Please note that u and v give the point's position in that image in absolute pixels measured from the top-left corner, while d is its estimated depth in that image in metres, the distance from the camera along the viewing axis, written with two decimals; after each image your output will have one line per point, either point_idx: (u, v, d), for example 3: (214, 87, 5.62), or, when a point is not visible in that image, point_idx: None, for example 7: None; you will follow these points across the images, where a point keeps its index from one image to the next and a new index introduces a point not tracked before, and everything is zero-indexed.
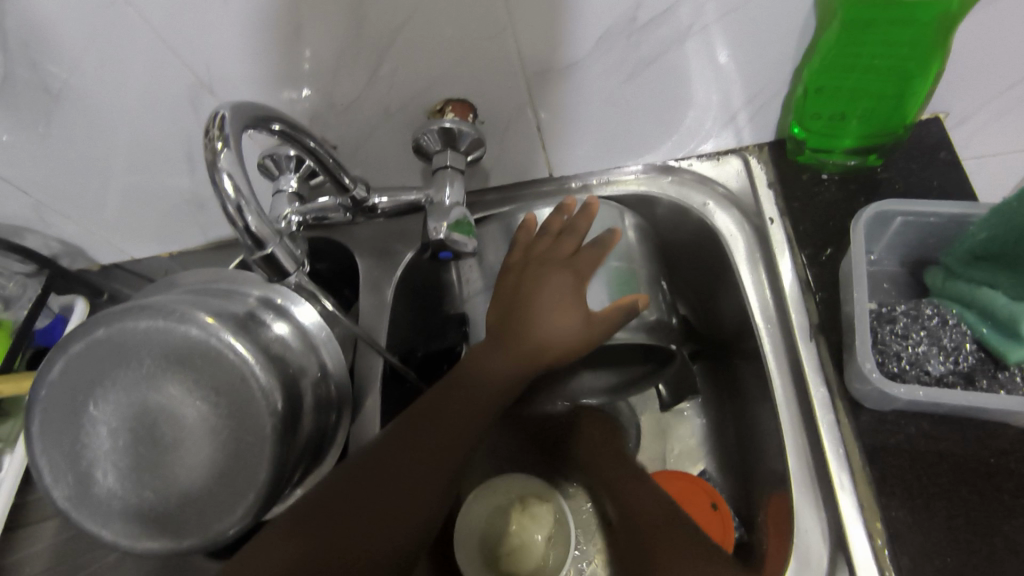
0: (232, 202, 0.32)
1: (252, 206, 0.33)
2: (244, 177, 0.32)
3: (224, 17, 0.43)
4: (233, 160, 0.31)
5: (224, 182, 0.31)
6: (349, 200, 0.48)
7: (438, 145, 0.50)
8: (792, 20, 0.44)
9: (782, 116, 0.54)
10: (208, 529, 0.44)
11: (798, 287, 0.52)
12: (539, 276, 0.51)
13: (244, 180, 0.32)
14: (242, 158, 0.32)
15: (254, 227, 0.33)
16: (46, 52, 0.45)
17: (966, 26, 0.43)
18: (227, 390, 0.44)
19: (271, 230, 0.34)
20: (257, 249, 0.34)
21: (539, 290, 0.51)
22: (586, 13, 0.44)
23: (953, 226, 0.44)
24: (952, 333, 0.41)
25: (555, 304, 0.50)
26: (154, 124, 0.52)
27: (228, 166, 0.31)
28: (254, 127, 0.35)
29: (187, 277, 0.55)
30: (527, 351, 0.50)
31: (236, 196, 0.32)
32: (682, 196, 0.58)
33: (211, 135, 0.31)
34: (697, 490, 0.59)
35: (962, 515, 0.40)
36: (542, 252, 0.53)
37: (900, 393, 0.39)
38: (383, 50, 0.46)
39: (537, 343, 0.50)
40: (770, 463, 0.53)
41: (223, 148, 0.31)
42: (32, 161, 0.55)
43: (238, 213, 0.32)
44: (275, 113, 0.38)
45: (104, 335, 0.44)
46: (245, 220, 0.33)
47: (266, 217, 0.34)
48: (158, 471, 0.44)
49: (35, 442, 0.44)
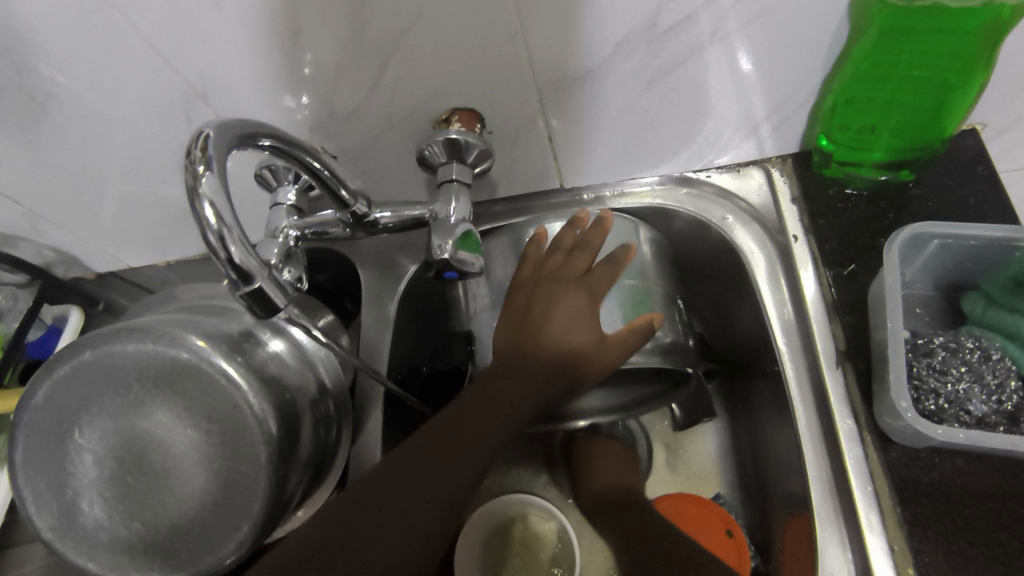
0: (213, 231, 0.30)
1: (236, 234, 0.31)
2: (227, 204, 0.30)
3: (216, 21, 0.40)
4: (216, 185, 0.29)
5: (205, 211, 0.29)
6: (349, 215, 0.45)
7: (444, 157, 0.47)
8: (822, 27, 0.41)
9: (808, 128, 0.50)
10: (200, 562, 0.42)
11: (824, 308, 0.48)
12: (552, 293, 0.49)
13: (227, 206, 0.30)
14: (227, 183, 0.30)
15: (238, 257, 0.31)
16: (29, 58, 0.42)
17: (1013, 36, 0.40)
18: (218, 416, 0.42)
19: (258, 262, 0.32)
20: (242, 284, 0.32)
21: (551, 308, 0.49)
22: (602, 19, 0.41)
23: (995, 249, 0.40)
24: (994, 369, 0.38)
25: (568, 322, 0.49)
26: (147, 131, 0.49)
27: (210, 192, 0.29)
28: (241, 146, 0.33)
29: (188, 290, 0.52)
30: (539, 371, 0.48)
31: (218, 224, 0.30)
32: (701, 210, 0.55)
33: (192, 158, 0.29)
34: (711, 515, 0.57)
35: (1001, 562, 0.38)
36: (554, 268, 0.51)
37: (940, 436, 0.36)
38: (386, 57, 0.43)
39: (550, 362, 0.48)
40: (790, 493, 0.51)
41: (205, 172, 0.29)
42: (20, 169, 0.52)
43: (219, 242, 0.30)
44: (266, 127, 0.35)
45: (90, 358, 0.42)
46: (229, 251, 0.30)
47: (251, 246, 0.32)
48: (145, 502, 0.42)
49: (20, 468, 0.43)
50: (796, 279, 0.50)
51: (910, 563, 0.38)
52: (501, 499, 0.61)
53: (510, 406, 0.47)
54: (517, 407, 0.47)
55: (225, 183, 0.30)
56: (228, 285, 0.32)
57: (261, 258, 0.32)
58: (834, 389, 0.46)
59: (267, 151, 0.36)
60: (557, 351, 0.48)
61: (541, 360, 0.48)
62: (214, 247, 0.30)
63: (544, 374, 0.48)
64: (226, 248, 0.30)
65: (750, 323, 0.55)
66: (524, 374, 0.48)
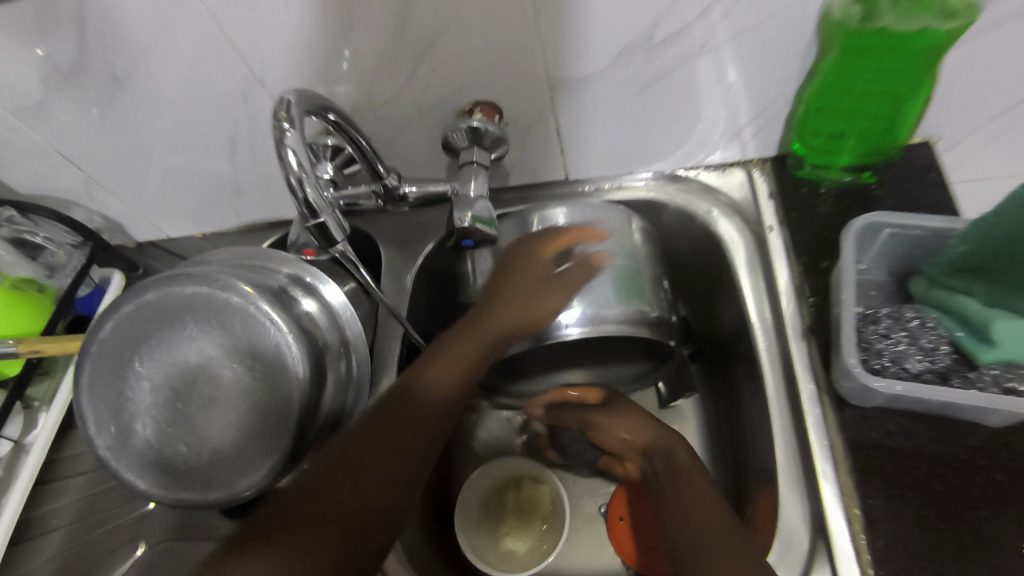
0: (294, 174, 0.36)
1: (311, 179, 0.37)
2: (304, 154, 0.37)
3: (281, 16, 0.47)
4: (297, 139, 0.36)
5: (288, 158, 0.36)
6: (381, 187, 0.52)
7: (466, 142, 0.54)
8: (796, 44, 0.49)
9: (784, 134, 0.58)
10: (233, 486, 0.47)
11: (792, 291, 0.55)
12: (502, 299, 0.56)
13: (305, 156, 0.37)
14: (305, 137, 0.36)
15: (314, 199, 0.38)
16: (116, 42, 0.49)
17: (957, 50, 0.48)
18: (261, 353, 0.48)
19: (327, 202, 0.38)
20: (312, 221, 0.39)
21: (464, 330, 0.55)
22: (612, 30, 0.48)
23: (936, 239, 0.48)
24: (930, 335, 0.45)
25: (484, 335, 0.55)
26: (206, 110, 0.56)
27: (294, 144, 0.36)
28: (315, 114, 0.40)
29: (218, 254, 0.58)
30: (453, 371, 0.54)
31: (298, 170, 0.36)
32: (689, 203, 0.62)
33: (279, 116, 0.35)
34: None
35: (933, 505, 0.43)
36: (511, 272, 0.57)
37: (877, 385, 0.42)
38: (422, 55, 0.50)
39: (452, 372, 0.53)
40: (756, 455, 0.57)
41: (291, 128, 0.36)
42: (88, 140, 0.59)
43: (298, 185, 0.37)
44: (331, 103, 0.42)
45: (153, 298, 0.48)
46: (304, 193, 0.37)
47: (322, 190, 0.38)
48: (192, 427, 0.47)
49: (82, 393, 0.48)
50: (770, 264, 0.57)
51: (857, 504, 0.44)
52: (496, 464, 0.67)
53: (427, 411, 0.52)
54: (434, 407, 0.52)
55: (304, 137, 0.36)
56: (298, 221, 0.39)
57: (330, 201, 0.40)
58: (799, 358, 0.52)
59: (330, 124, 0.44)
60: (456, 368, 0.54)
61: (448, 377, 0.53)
62: (296, 188, 0.37)
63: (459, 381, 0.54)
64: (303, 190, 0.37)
65: (729, 307, 0.62)
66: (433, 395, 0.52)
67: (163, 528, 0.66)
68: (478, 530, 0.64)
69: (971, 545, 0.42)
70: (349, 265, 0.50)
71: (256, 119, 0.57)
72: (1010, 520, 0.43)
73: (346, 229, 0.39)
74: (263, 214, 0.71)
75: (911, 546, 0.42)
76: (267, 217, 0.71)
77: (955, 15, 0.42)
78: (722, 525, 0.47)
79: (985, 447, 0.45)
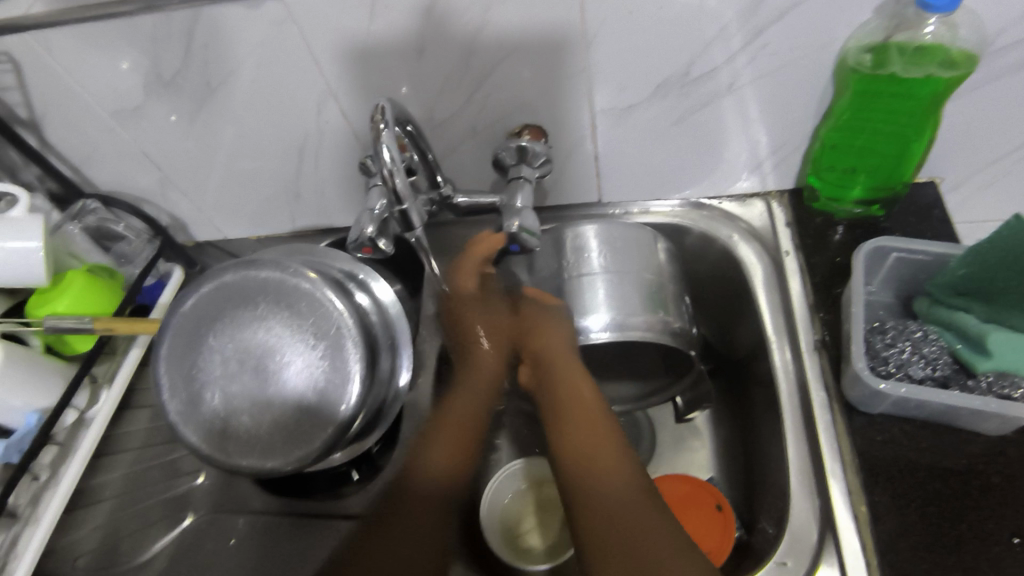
0: (387, 166, 0.44)
1: (400, 171, 0.45)
2: (396, 149, 0.45)
3: (364, 41, 0.54)
4: (390, 136, 0.44)
5: (383, 152, 0.44)
6: (437, 196, 0.59)
7: (515, 160, 0.59)
8: (816, 86, 0.55)
9: (801, 168, 0.64)
10: (289, 455, 0.52)
11: (805, 308, 0.60)
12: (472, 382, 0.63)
13: (395, 151, 0.45)
14: (396, 136, 0.44)
15: (400, 188, 0.46)
16: (218, 56, 0.56)
17: (958, 99, 0.54)
18: (323, 335, 0.53)
19: (410, 192, 0.47)
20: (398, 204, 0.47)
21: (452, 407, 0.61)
22: (653, 65, 0.54)
23: (939, 263, 0.54)
24: (931, 346, 0.51)
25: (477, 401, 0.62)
26: (282, 121, 0.63)
27: (387, 141, 0.44)
28: (396, 124, 0.48)
29: (279, 249, 0.64)
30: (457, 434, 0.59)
31: (390, 163, 0.44)
32: (711, 227, 0.68)
33: (376, 119, 0.43)
34: (702, 493, 0.62)
35: (935, 504, 0.47)
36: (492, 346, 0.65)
37: (881, 387, 0.48)
38: (481, 81, 0.57)
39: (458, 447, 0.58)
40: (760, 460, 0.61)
41: (384, 129, 0.43)
42: (172, 143, 0.66)
43: (389, 175, 0.45)
44: (410, 117, 0.50)
45: (230, 280, 0.55)
46: (394, 182, 0.45)
47: (410, 181, 0.47)
48: (255, 398, 0.52)
49: (161, 362, 0.54)
50: (785, 283, 0.62)
51: (863, 501, 0.48)
52: (509, 476, 0.70)
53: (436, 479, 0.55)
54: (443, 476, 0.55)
55: (395, 136, 0.44)
56: (386, 205, 0.48)
57: (412, 189, 0.47)
58: (811, 370, 0.56)
59: (406, 137, 0.52)
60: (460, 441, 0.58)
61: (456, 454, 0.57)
62: (386, 180, 0.45)
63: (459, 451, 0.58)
64: (393, 179, 0.45)
65: (745, 323, 0.66)
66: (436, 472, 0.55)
67: (202, 504, 0.70)
68: (500, 533, 0.66)
69: (969, 540, 0.45)
70: (421, 254, 0.56)
71: (326, 132, 0.64)
72: (1005, 520, 0.46)
73: (422, 218, 0.47)
74: (316, 220, 0.77)
75: (913, 540, 0.46)
76: (318, 223, 0.77)
77: (957, 65, 0.49)
78: (643, 504, 0.48)
79: (982, 454, 0.50)
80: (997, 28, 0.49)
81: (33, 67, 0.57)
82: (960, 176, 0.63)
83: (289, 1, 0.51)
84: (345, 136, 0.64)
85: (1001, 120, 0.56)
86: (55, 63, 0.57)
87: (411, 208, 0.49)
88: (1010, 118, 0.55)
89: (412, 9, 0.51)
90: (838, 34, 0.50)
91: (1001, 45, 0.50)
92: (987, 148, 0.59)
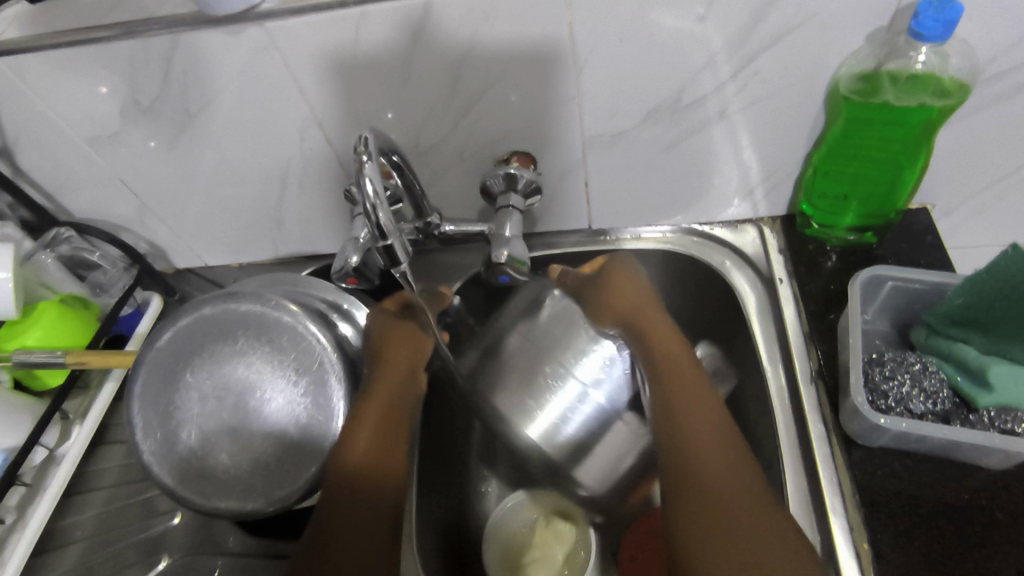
0: (368, 201, 0.43)
1: (384, 205, 0.44)
2: (379, 182, 0.43)
3: (348, 69, 0.53)
4: (373, 169, 0.42)
5: (365, 184, 0.42)
6: (422, 225, 0.58)
7: (503, 188, 0.57)
8: (806, 114, 0.54)
9: (793, 195, 0.63)
10: (270, 495, 0.50)
11: (801, 336, 0.59)
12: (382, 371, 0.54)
13: (379, 182, 0.43)
14: (380, 168, 0.43)
15: (383, 222, 0.44)
16: (198, 79, 0.54)
17: (949, 126, 0.54)
18: (305, 370, 0.52)
19: (395, 226, 0.46)
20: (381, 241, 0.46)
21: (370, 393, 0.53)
22: (642, 93, 0.54)
23: (934, 292, 0.54)
24: (931, 379, 0.50)
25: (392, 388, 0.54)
26: (264, 148, 0.61)
27: (370, 173, 0.42)
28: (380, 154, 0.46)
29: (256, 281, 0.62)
30: (385, 415, 0.53)
31: (372, 197, 0.43)
32: (704, 255, 0.67)
33: (360, 150, 0.42)
34: None
35: (939, 542, 0.46)
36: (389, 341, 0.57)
37: (882, 422, 0.47)
38: (469, 106, 0.56)
39: (380, 436, 0.51)
40: None
41: (368, 161, 0.42)
42: (148, 169, 0.64)
43: (372, 210, 0.43)
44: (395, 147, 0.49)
45: (210, 312, 0.53)
46: (377, 218, 0.44)
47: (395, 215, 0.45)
48: (236, 437, 0.51)
49: (133, 400, 0.52)
50: (780, 311, 0.61)
51: (865, 538, 0.47)
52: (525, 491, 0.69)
53: (368, 480, 0.49)
54: (374, 474, 0.49)
55: (379, 169, 0.43)
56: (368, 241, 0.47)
57: (396, 222, 0.46)
58: (808, 402, 0.55)
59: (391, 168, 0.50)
60: (381, 428, 0.52)
61: (380, 451, 0.51)
62: (369, 213, 0.44)
63: (382, 435, 0.52)
64: (377, 214, 0.43)
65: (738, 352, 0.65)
66: (370, 475, 0.49)
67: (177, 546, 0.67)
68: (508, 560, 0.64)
69: None
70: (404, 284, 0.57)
71: (309, 159, 0.62)
72: (1010, 557, 0.45)
73: (407, 253, 0.46)
74: (299, 247, 0.75)
75: None
76: (303, 250, 0.75)
77: (948, 94, 0.49)
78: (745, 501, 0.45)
79: (986, 488, 0.48)
80: (989, 56, 0.48)
81: (5, 93, 0.55)
82: (952, 202, 0.63)
83: (270, 25, 0.50)
84: (328, 161, 0.62)
85: (992, 148, 0.56)
86: (29, 88, 0.55)
87: (395, 241, 0.47)
88: (1001, 145, 0.55)
89: (397, 37, 0.50)
90: (830, 62, 0.50)
91: (992, 73, 0.50)
92: (979, 174, 0.59)
